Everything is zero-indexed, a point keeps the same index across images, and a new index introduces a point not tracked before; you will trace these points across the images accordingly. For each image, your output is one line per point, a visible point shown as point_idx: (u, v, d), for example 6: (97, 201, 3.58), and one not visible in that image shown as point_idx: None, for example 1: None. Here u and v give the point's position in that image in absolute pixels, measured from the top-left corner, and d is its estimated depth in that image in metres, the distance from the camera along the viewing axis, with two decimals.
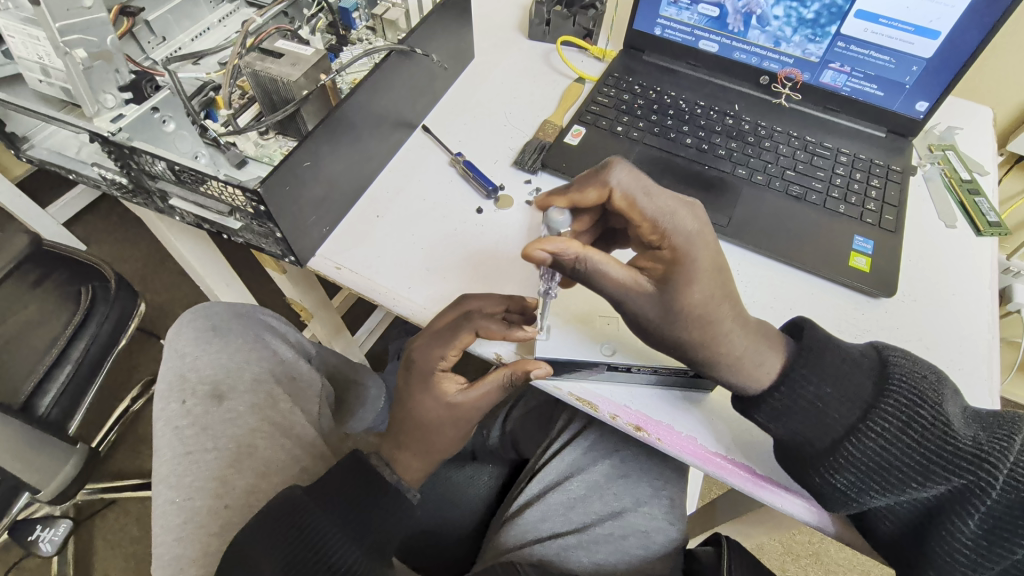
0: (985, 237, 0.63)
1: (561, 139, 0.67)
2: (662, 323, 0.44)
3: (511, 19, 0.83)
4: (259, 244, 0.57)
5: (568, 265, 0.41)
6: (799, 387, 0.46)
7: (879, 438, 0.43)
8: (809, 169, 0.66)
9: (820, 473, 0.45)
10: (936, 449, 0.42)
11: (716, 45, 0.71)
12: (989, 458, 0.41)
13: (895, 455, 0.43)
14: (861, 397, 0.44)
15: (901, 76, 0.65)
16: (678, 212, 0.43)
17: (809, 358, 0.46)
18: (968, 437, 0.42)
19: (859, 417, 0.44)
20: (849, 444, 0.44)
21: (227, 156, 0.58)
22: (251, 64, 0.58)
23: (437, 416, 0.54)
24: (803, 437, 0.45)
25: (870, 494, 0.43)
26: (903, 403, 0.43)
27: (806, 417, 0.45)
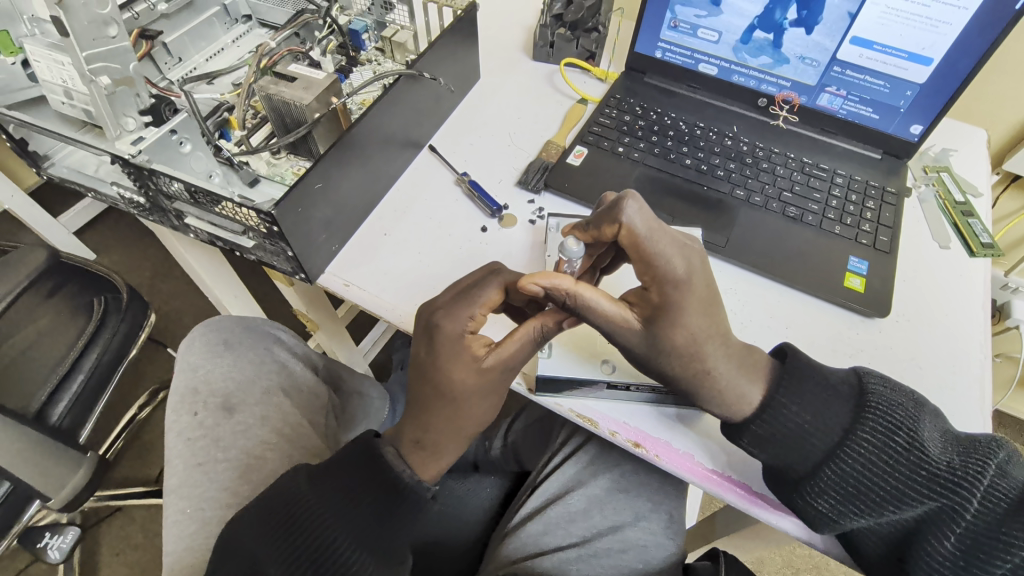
0: (978, 258, 0.64)
1: (564, 160, 0.69)
2: (661, 344, 0.45)
3: (516, 41, 0.85)
4: (271, 262, 0.58)
5: (559, 298, 0.44)
6: (781, 414, 0.46)
7: (857, 463, 0.45)
8: (806, 191, 0.67)
9: (804, 496, 0.46)
10: (912, 472, 0.44)
11: (716, 68, 0.73)
12: (963, 482, 0.43)
13: (874, 477, 0.44)
14: (839, 423, 0.46)
15: (896, 100, 0.66)
16: (671, 256, 0.44)
17: (791, 383, 0.47)
18: (943, 460, 0.44)
19: (837, 443, 0.46)
20: (830, 468, 0.45)
21: (240, 174, 0.62)
22: (265, 87, 0.60)
23: (466, 385, 0.48)
24: (786, 462, 0.46)
25: (852, 517, 0.45)
26: (879, 428, 0.45)
27: (788, 444, 0.46)
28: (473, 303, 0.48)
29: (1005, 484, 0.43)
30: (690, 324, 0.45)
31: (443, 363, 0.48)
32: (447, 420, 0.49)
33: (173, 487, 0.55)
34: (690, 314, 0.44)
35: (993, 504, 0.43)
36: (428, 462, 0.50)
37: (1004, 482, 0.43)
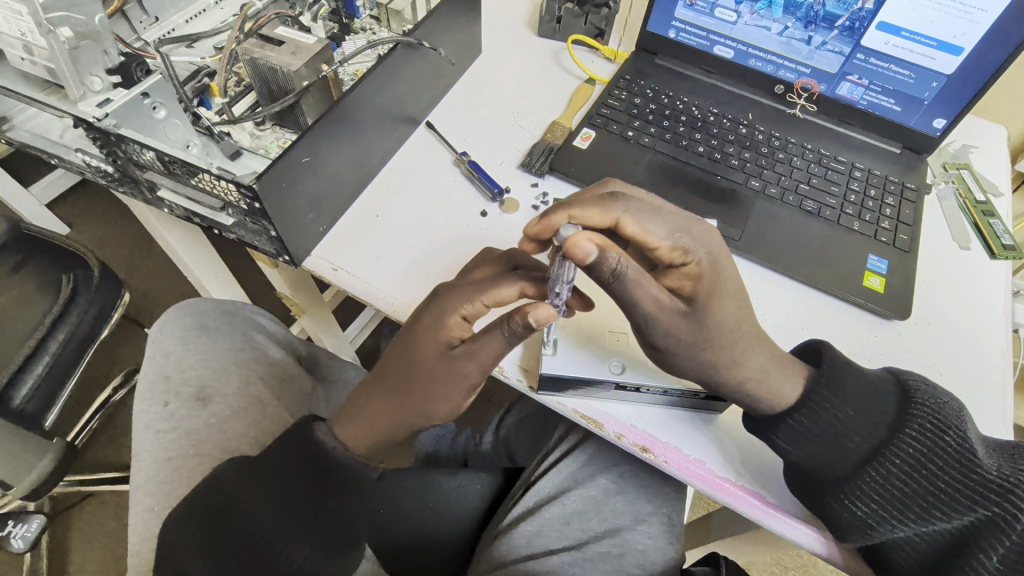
0: (998, 259, 0.61)
1: (570, 142, 0.65)
2: (694, 342, 0.42)
3: (521, 15, 0.80)
4: (252, 241, 0.53)
5: (606, 270, 0.39)
6: (821, 408, 0.45)
7: (902, 465, 0.42)
8: (823, 184, 0.64)
9: (839, 498, 0.43)
10: (959, 476, 0.41)
11: (732, 51, 0.69)
12: (1016, 491, 0.40)
13: (917, 479, 0.42)
14: (884, 420, 0.44)
15: (920, 91, 0.63)
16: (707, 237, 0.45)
17: (830, 382, 0.46)
18: (993, 467, 0.41)
19: (881, 441, 0.43)
20: (873, 467, 0.43)
21: (221, 146, 0.55)
22: (249, 50, 0.55)
23: (423, 363, 0.47)
24: (824, 458, 0.44)
25: (892, 524, 0.42)
26: (927, 427, 0.43)
27: (827, 437, 0.44)
28: (477, 292, 0.46)
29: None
30: (731, 317, 0.43)
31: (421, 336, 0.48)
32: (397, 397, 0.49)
33: (140, 482, 0.51)
34: (724, 300, 0.44)
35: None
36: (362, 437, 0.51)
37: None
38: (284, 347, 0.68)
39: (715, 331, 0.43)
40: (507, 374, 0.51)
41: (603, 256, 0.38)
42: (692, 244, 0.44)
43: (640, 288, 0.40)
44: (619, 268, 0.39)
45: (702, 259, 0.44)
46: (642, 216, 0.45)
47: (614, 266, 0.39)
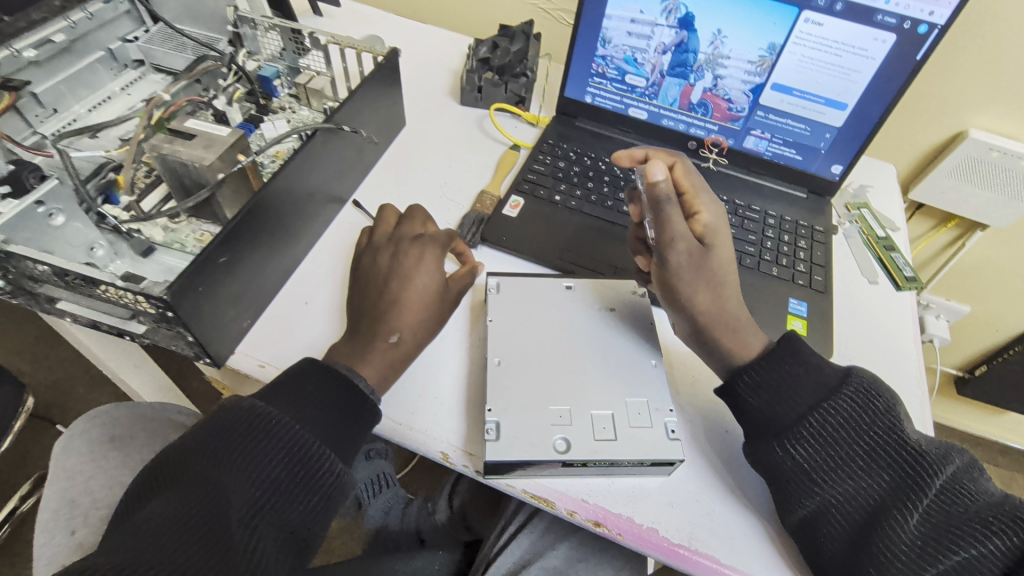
0: (904, 291, 0.66)
1: (500, 211, 0.66)
2: (688, 274, 0.52)
3: (442, 84, 0.82)
4: (168, 346, 0.49)
5: (660, 196, 0.50)
6: (778, 363, 0.50)
7: (837, 419, 0.46)
8: (741, 233, 0.68)
9: (783, 444, 0.47)
10: (885, 440, 0.45)
11: (645, 112, 0.73)
12: (933, 462, 0.44)
13: (848, 437, 0.46)
14: (829, 382, 0.48)
15: (816, 142, 0.68)
16: (711, 207, 0.55)
17: (784, 351, 0.50)
18: (915, 440, 0.45)
19: (824, 397, 0.47)
20: (813, 418, 0.47)
21: (130, 243, 0.54)
22: (157, 147, 0.52)
23: (418, 293, 0.50)
24: (772, 411, 0.48)
25: (823, 475, 0.45)
26: (863, 391, 0.47)
27: (778, 389, 0.49)
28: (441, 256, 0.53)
29: (972, 484, 0.44)
30: (725, 267, 0.53)
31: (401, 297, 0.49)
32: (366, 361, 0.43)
33: None
34: (721, 252, 0.53)
35: (956, 499, 0.43)
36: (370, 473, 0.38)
37: (971, 482, 0.44)
38: None
39: (706, 270, 0.52)
40: (452, 461, 0.49)
41: (661, 184, 0.50)
42: (711, 215, 0.55)
43: (676, 221, 0.51)
44: (664, 201, 0.50)
45: (707, 223, 0.54)
46: (692, 171, 0.57)
47: (662, 198, 0.50)
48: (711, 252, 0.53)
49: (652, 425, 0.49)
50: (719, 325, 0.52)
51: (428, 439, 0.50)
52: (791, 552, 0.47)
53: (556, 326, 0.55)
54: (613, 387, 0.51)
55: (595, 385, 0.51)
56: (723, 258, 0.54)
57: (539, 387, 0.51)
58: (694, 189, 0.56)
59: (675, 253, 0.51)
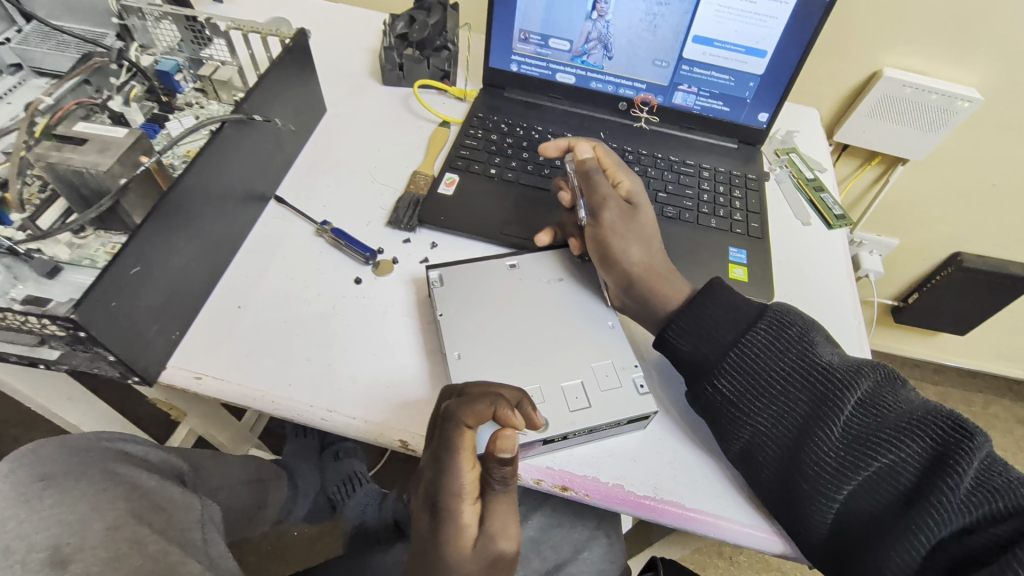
0: (835, 229, 0.68)
1: (435, 190, 0.64)
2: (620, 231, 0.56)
3: (362, 65, 0.78)
4: (89, 370, 0.46)
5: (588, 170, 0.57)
6: (699, 308, 0.52)
7: (757, 349, 0.48)
8: (678, 189, 0.68)
9: (710, 381, 0.49)
10: (802, 363, 0.47)
11: (573, 76, 0.72)
12: (848, 378, 0.45)
13: (769, 367, 0.48)
14: (745, 318, 0.50)
15: (741, 91, 0.69)
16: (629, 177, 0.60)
17: (706, 296, 0.52)
18: (830, 360, 0.47)
19: (742, 331, 0.50)
20: (734, 353, 0.49)
21: (33, 266, 0.49)
22: (44, 155, 0.48)
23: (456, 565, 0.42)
24: (699, 352, 0.51)
25: (750, 404, 0.48)
26: (777, 322, 0.49)
27: (701, 334, 0.51)
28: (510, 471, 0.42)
29: (890, 396, 0.45)
30: (649, 224, 0.58)
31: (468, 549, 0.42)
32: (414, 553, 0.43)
33: None
34: (644, 211, 0.58)
35: (875, 409, 0.44)
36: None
37: (889, 394, 0.45)
38: (158, 469, 0.60)
39: (636, 227, 0.56)
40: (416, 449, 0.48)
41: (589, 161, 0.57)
42: (631, 183, 0.60)
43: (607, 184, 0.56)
44: (593, 171, 0.57)
45: (628, 189, 0.59)
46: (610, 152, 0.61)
47: (590, 168, 0.57)
48: (637, 211, 0.57)
49: (620, 384, 0.50)
50: (653, 277, 0.55)
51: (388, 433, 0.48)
52: (746, 484, 0.49)
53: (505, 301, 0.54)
54: (567, 354, 0.51)
55: (548, 354, 0.51)
56: (648, 219, 0.58)
57: (490, 363, 0.50)
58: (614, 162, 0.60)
59: (610, 215, 0.55)
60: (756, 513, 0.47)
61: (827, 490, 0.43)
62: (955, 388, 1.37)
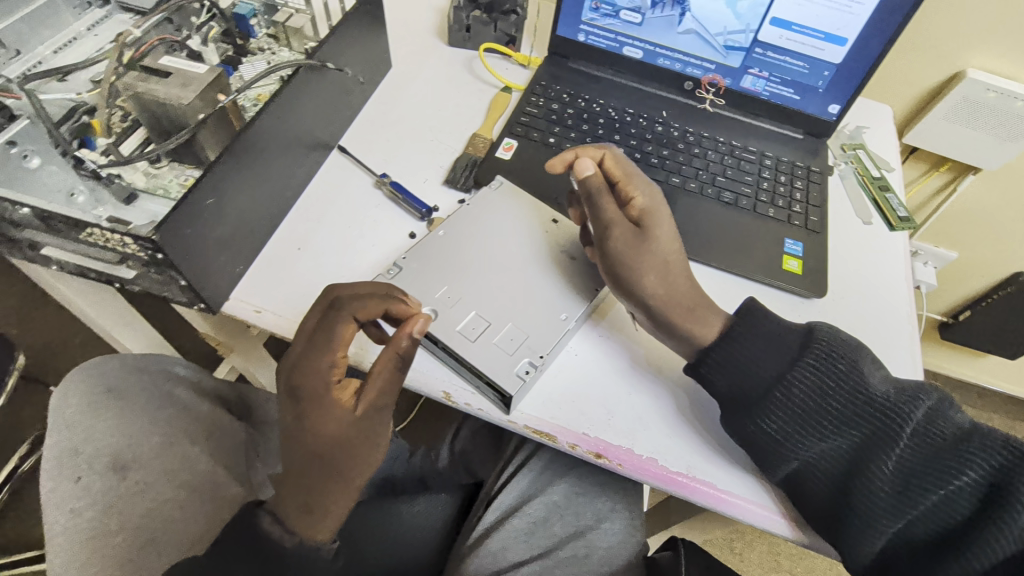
0: (897, 231, 0.66)
1: (493, 154, 0.64)
2: (634, 264, 0.50)
3: (429, 24, 0.79)
4: (161, 293, 0.48)
5: (591, 191, 0.49)
6: (735, 343, 0.50)
7: (804, 385, 0.47)
8: (737, 174, 0.67)
9: (754, 420, 0.47)
10: (851, 399, 0.46)
11: (640, 51, 0.71)
12: (898, 411, 0.44)
13: (818, 403, 0.46)
14: (789, 351, 0.49)
15: (814, 80, 0.67)
16: (644, 192, 0.53)
17: (742, 325, 0.50)
18: (881, 391, 0.46)
19: (787, 367, 0.48)
20: (780, 392, 0.47)
21: (111, 190, 0.51)
22: (131, 85, 0.50)
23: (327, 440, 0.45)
24: (738, 389, 0.49)
25: (802, 443, 0.46)
26: (824, 355, 0.47)
27: (741, 369, 0.49)
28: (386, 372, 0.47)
29: (941, 421, 0.44)
30: (669, 246, 0.52)
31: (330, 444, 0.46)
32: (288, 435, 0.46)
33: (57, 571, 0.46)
34: (665, 232, 0.52)
35: (929, 439, 0.44)
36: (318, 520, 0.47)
37: (941, 421, 0.44)
38: (209, 396, 0.64)
39: (653, 254, 0.51)
40: (455, 400, 0.50)
41: (593, 180, 0.49)
42: (645, 198, 0.53)
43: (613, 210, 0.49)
44: (598, 196, 0.49)
45: (642, 206, 0.53)
46: (621, 161, 0.54)
47: (595, 193, 0.49)
48: (650, 233, 0.51)
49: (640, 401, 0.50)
50: (676, 307, 0.51)
51: (428, 384, 0.50)
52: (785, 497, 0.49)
53: (553, 268, 0.55)
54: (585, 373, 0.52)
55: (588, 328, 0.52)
56: (665, 240, 0.52)
57: (536, 329, 0.51)
58: (627, 176, 0.54)
59: (624, 250, 0.50)
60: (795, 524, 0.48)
61: (880, 525, 0.43)
62: (995, 413, 1.32)
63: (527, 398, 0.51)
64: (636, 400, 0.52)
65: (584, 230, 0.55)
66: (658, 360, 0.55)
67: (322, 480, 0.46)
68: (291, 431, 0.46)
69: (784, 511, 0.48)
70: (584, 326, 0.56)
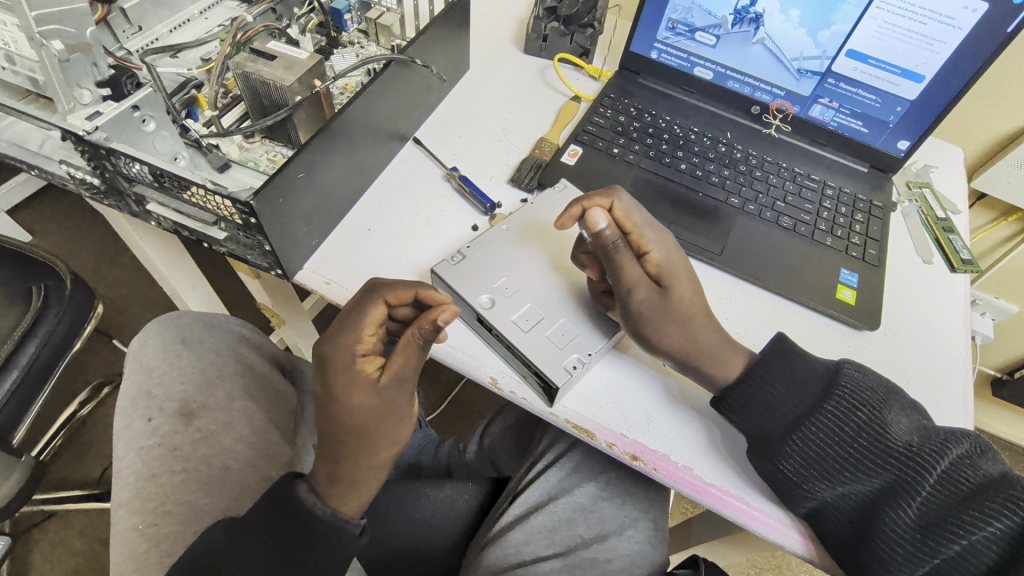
0: (958, 274, 0.65)
1: (558, 159, 0.67)
2: (654, 318, 0.52)
3: (507, 31, 0.82)
4: (244, 256, 0.53)
5: (608, 247, 0.51)
6: (758, 383, 0.51)
7: (821, 430, 0.48)
8: (798, 201, 0.67)
9: (773, 460, 0.49)
10: (871, 446, 0.46)
11: (711, 72, 0.72)
12: (920, 458, 0.45)
13: (837, 447, 0.47)
14: (810, 394, 0.50)
15: (886, 115, 0.67)
16: (657, 244, 0.54)
17: (768, 364, 0.52)
18: (904, 440, 0.46)
19: (805, 411, 0.49)
20: (797, 434, 0.49)
21: (210, 158, 0.55)
22: (241, 65, 0.55)
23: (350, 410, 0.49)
24: (760, 428, 0.50)
25: (819, 484, 0.47)
26: (845, 401, 0.48)
27: (762, 409, 0.51)
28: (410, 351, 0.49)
29: (970, 471, 0.44)
30: (690, 297, 0.53)
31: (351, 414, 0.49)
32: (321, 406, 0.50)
33: (125, 499, 0.50)
34: (684, 283, 0.54)
35: (955, 488, 0.43)
36: (348, 491, 0.50)
37: (971, 470, 0.44)
38: (268, 360, 0.68)
39: (674, 309, 0.53)
40: (502, 386, 0.52)
41: (607, 234, 0.50)
42: (659, 249, 0.54)
43: (631, 267, 0.51)
44: (613, 250, 0.51)
45: (659, 260, 0.54)
46: (632, 210, 0.55)
47: (609, 247, 0.51)
48: (671, 289, 0.53)
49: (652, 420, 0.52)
50: (697, 355, 0.53)
51: (477, 368, 0.53)
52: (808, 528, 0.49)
53: None
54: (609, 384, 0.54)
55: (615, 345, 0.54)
56: (685, 295, 0.53)
57: (585, 328, 0.53)
58: (639, 228, 0.54)
59: (637, 301, 0.51)
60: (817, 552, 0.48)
61: (899, 569, 0.43)
62: None
63: (570, 394, 0.53)
64: (674, 410, 0.53)
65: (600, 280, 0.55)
66: None
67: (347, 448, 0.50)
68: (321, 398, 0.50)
69: (809, 538, 0.49)
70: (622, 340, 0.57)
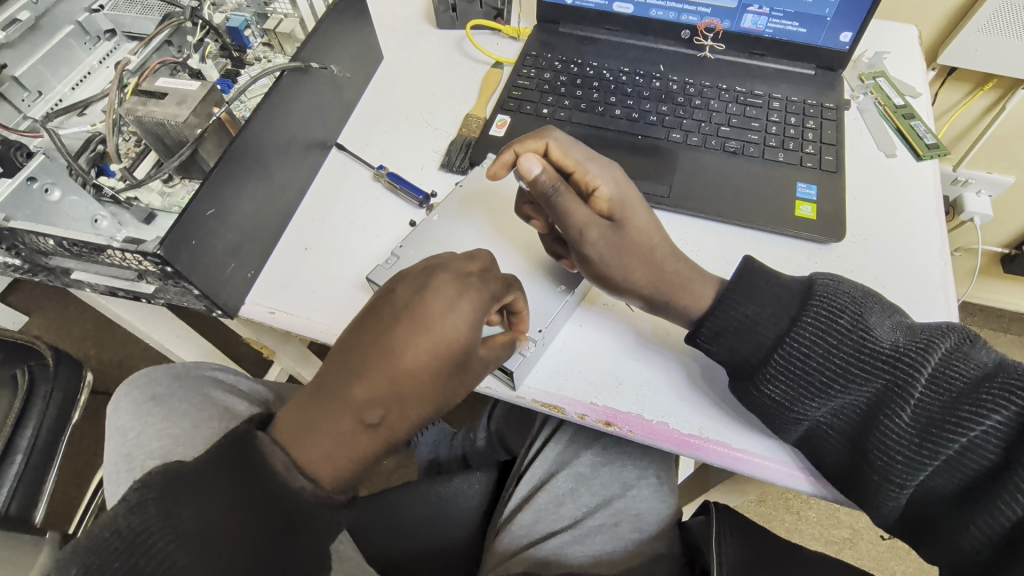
0: (925, 160, 0.62)
1: (486, 132, 0.64)
2: (612, 256, 0.49)
3: (417, 10, 0.78)
4: (180, 302, 0.52)
5: (546, 189, 0.46)
6: (730, 309, 0.48)
7: (804, 346, 0.45)
8: (743, 122, 0.64)
9: (758, 385, 0.46)
10: (856, 353, 0.44)
11: (631, 5, 0.68)
12: (907, 359, 0.42)
13: (822, 361, 0.45)
14: (787, 311, 0.47)
15: (821, 9, 0.62)
16: (602, 177, 0.50)
17: (737, 288, 0.48)
18: (890, 341, 0.43)
19: (785, 329, 0.46)
20: (780, 352, 0.46)
21: (132, 212, 0.54)
22: (132, 110, 0.52)
23: (457, 349, 0.39)
24: (738, 355, 0.48)
25: (806, 403, 0.45)
26: (825, 310, 0.45)
27: (739, 335, 0.47)
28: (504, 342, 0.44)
29: (962, 363, 0.41)
30: (647, 227, 0.50)
31: (441, 353, 0.39)
32: (377, 350, 0.38)
33: None
34: (638, 212, 0.50)
35: (948, 385, 0.41)
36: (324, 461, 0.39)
37: (965, 363, 0.41)
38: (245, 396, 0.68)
39: (630, 244, 0.49)
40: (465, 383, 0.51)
41: (543, 178, 0.46)
42: (604, 183, 0.50)
43: (577, 206, 0.47)
44: (554, 194, 0.46)
45: (610, 194, 0.50)
46: (569, 145, 0.51)
47: (549, 191, 0.46)
48: (625, 224, 0.49)
49: (647, 386, 0.51)
50: (664, 287, 0.50)
51: None
52: (806, 461, 0.47)
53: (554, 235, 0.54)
54: (594, 360, 0.52)
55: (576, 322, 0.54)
56: (641, 227, 0.50)
57: (535, 303, 0.51)
58: (581, 164, 0.50)
59: (589, 244, 0.48)
60: (817, 482, 0.47)
61: (899, 478, 0.42)
62: None
63: (534, 373, 0.51)
64: (643, 367, 0.52)
65: (546, 226, 0.52)
66: (666, 323, 0.54)
67: (395, 396, 0.38)
68: (414, 313, 0.39)
69: (800, 464, 0.47)
70: (577, 311, 0.55)
